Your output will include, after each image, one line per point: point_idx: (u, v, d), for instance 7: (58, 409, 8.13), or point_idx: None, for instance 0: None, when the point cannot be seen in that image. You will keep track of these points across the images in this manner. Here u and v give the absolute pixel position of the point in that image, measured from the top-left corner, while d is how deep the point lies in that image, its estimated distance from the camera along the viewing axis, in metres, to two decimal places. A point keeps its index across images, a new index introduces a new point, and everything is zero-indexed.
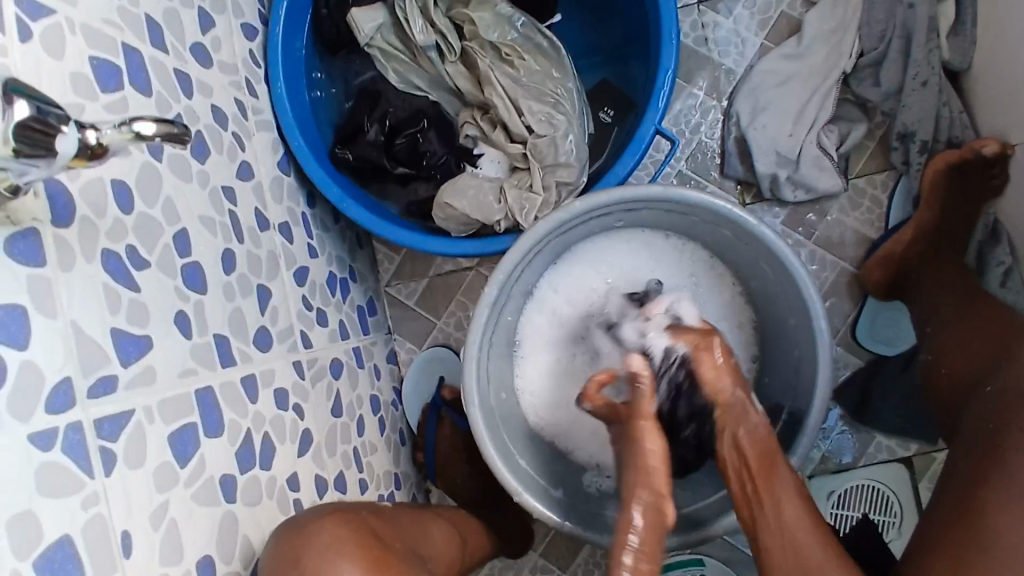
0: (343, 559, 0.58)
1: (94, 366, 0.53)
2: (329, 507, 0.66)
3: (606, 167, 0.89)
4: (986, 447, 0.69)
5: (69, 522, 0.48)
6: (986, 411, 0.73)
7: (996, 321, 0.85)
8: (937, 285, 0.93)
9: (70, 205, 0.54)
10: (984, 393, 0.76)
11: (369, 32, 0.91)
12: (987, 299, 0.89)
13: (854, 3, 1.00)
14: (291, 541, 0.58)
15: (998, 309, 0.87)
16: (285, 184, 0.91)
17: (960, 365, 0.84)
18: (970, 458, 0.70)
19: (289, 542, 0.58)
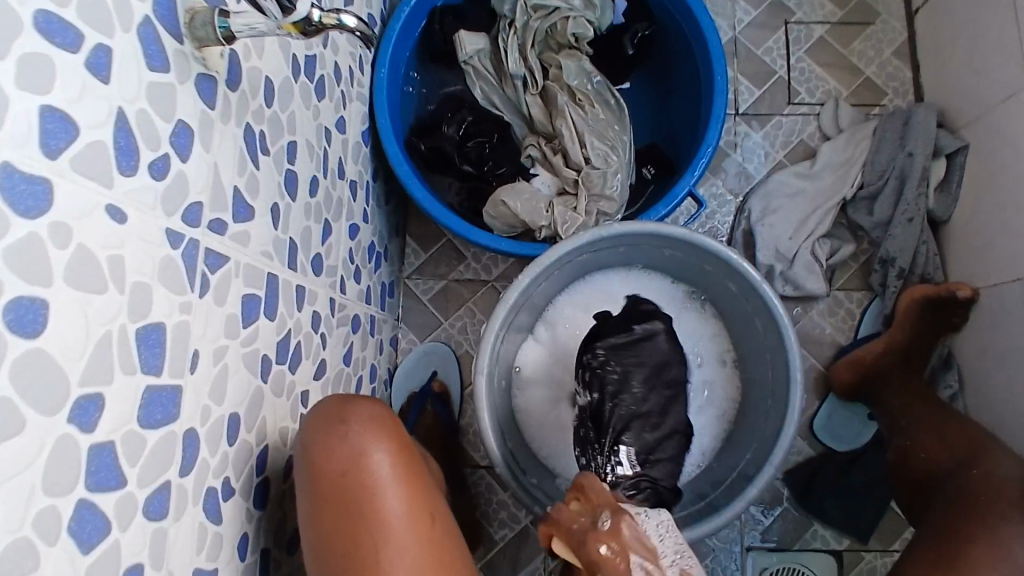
0: (381, 434, 0.65)
1: (217, 206, 0.61)
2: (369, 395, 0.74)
3: (641, 212, 1.03)
4: (970, 510, 0.83)
5: (168, 315, 0.54)
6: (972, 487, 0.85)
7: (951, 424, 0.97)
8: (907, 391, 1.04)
9: (239, 75, 0.64)
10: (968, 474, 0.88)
11: (470, 52, 1.06)
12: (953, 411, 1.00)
13: (863, 146, 1.20)
14: (341, 406, 0.67)
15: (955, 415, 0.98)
16: (362, 151, 1.02)
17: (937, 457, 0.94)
18: (953, 516, 0.83)
19: (339, 407, 0.67)
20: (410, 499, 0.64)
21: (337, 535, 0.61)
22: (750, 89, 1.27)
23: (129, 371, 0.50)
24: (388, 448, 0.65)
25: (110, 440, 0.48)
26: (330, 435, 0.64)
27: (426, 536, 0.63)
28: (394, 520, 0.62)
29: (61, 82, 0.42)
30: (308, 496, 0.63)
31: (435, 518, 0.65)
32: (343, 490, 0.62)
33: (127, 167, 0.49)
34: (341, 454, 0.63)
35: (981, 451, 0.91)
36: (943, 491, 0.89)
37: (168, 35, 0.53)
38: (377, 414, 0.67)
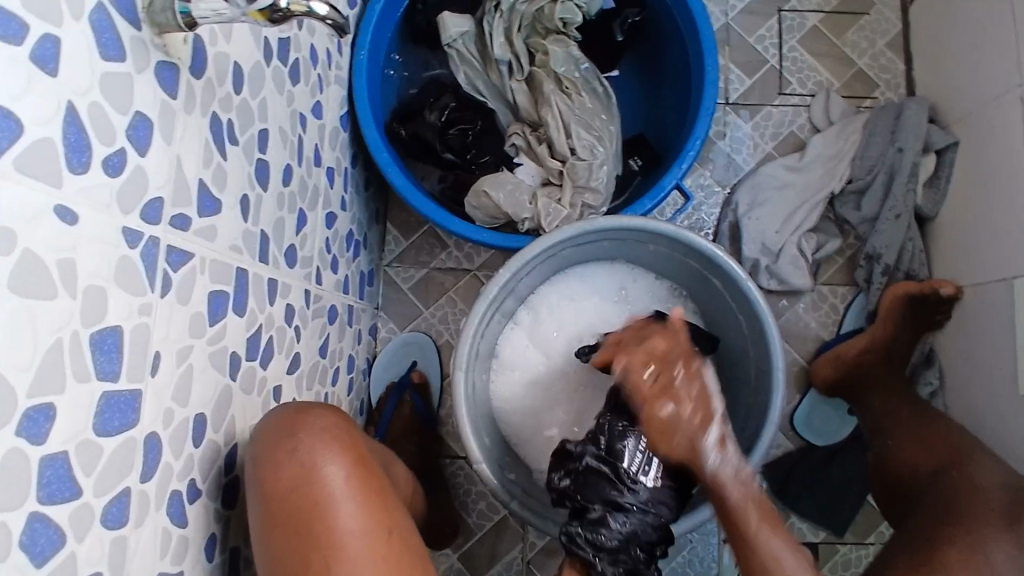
0: (333, 447, 0.64)
1: (180, 201, 0.58)
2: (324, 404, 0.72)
3: (626, 204, 1.00)
4: (945, 515, 0.84)
5: (126, 318, 0.52)
6: (951, 489, 0.86)
7: (929, 424, 0.97)
8: (888, 389, 1.04)
9: (205, 61, 0.61)
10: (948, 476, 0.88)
11: (454, 35, 1.02)
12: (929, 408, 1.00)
13: (853, 140, 1.18)
14: (292, 420, 0.65)
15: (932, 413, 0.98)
16: (341, 137, 0.99)
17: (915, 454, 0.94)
18: (930, 522, 0.84)
19: (288, 422, 0.65)
20: (365, 511, 0.62)
21: (290, 552, 0.60)
22: (741, 78, 1.25)
23: (82, 379, 0.48)
24: (341, 460, 0.63)
25: (63, 450, 0.46)
26: (280, 450, 0.63)
27: (383, 547, 0.62)
28: (349, 535, 0.61)
29: (4, 75, 0.40)
30: (260, 513, 0.62)
31: (394, 527, 0.64)
32: (295, 506, 0.61)
33: (78, 165, 0.46)
34: (292, 470, 0.62)
35: (964, 454, 0.90)
36: (926, 496, 0.89)
37: (124, 21, 0.50)
38: (329, 427, 0.66)
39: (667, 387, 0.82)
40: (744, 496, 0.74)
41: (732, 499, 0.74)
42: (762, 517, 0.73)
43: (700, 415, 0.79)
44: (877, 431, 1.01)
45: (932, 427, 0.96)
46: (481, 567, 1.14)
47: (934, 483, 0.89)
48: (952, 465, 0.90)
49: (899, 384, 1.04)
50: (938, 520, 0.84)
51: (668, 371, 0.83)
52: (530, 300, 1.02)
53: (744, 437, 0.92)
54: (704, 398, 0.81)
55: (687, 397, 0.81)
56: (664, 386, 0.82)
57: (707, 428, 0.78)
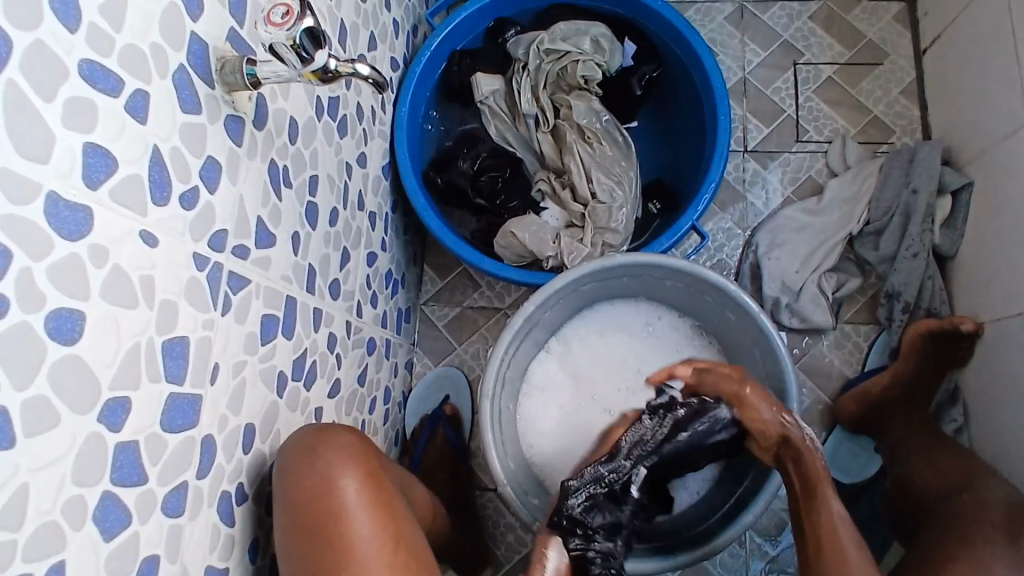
0: (348, 462, 0.70)
1: (241, 233, 0.67)
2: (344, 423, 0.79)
3: (645, 244, 1.07)
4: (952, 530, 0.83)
5: (191, 329, 0.60)
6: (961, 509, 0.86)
7: (947, 454, 0.97)
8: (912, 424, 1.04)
9: (266, 115, 0.71)
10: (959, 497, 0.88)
11: (486, 93, 1.13)
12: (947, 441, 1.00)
13: (870, 183, 1.23)
14: (313, 437, 0.71)
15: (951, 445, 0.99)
16: (382, 184, 1.09)
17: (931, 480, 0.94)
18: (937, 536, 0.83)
19: (309, 438, 0.71)
20: (375, 523, 0.68)
21: (307, 558, 0.66)
22: (759, 127, 1.31)
23: (154, 378, 0.56)
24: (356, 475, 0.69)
25: (135, 439, 0.54)
26: (303, 463, 0.68)
27: (392, 555, 0.68)
28: (360, 544, 0.66)
29: (103, 123, 0.49)
30: (283, 521, 0.67)
31: (401, 537, 0.69)
32: (313, 515, 0.66)
33: (159, 197, 0.55)
34: (313, 482, 0.67)
35: (974, 478, 0.91)
36: (936, 512, 0.89)
37: (200, 81, 0.60)
38: (347, 445, 0.72)
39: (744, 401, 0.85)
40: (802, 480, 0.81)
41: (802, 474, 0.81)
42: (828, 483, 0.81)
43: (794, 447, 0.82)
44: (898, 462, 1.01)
45: (947, 453, 0.97)
46: None
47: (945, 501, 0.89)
48: (963, 487, 0.91)
49: (921, 420, 1.05)
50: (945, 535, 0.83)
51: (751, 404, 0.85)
52: (556, 335, 1.08)
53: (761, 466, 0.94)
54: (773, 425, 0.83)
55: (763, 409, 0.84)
56: (741, 399, 0.85)
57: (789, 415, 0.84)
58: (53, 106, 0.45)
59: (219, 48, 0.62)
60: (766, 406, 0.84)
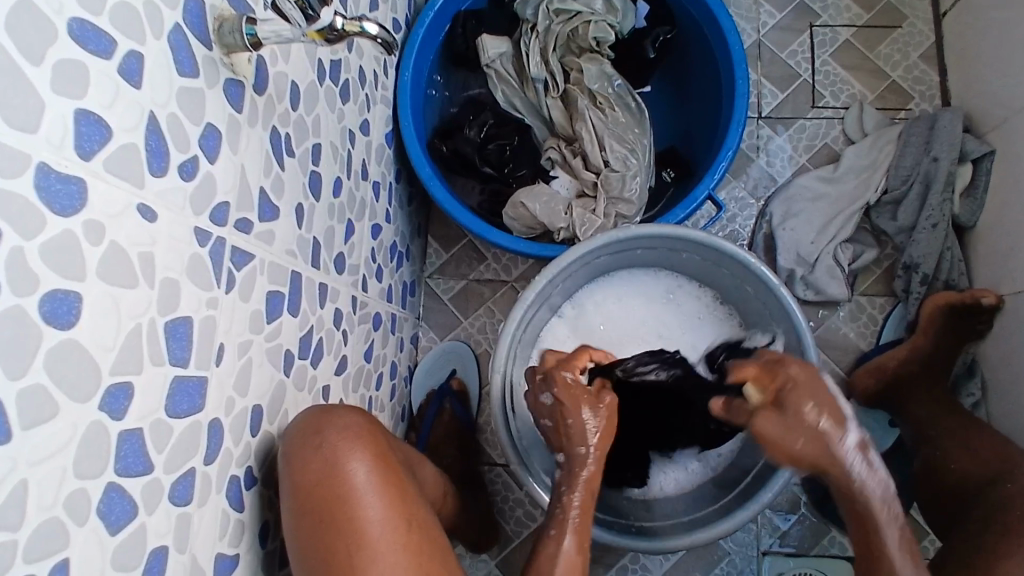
0: (355, 443, 0.68)
1: (243, 206, 0.63)
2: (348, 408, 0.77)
3: (659, 214, 1.03)
4: (999, 529, 0.79)
5: (195, 309, 0.57)
6: (1001, 504, 0.83)
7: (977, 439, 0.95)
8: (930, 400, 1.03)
9: (266, 79, 0.67)
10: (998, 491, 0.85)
11: (492, 56, 1.07)
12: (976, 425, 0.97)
13: (888, 150, 1.19)
14: (316, 420, 0.70)
15: (981, 430, 0.96)
16: (386, 153, 1.04)
17: (964, 466, 0.92)
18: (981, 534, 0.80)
19: (312, 422, 0.70)
20: (386, 503, 0.66)
21: (318, 541, 0.64)
22: (773, 92, 1.27)
23: (157, 362, 0.53)
24: (362, 456, 0.67)
25: (139, 427, 0.51)
26: (306, 446, 0.67)
27: (405, 535, 0.66)
28: (371, 524, 0.64)
29: (96, 87, 0.45)
30: (290, 506, 0.65)
31: (413, 517, 0.67)
32: (320, 497, 0.65)
33: (157, 169, 0.51)
34: (317, 464, 0.66)
35: (1011, 466, 0.88)
36: (977, 507, 0.86)
37: (198, 42, 0.55)
38: (351, 426, 0.70)
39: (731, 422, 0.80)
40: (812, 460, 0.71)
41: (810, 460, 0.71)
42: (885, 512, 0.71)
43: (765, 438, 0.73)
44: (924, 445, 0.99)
45: (980, 439, 0.94)
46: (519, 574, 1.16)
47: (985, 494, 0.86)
48: (1000, 478, 0.87)
49: (942, 394, 1.04)
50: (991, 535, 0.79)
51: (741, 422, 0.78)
52: (567, 308, 1.05)
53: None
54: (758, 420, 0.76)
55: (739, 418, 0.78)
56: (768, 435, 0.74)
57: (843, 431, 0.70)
58: (41, 70, 0.41)
59: (216, 6, 0.57)
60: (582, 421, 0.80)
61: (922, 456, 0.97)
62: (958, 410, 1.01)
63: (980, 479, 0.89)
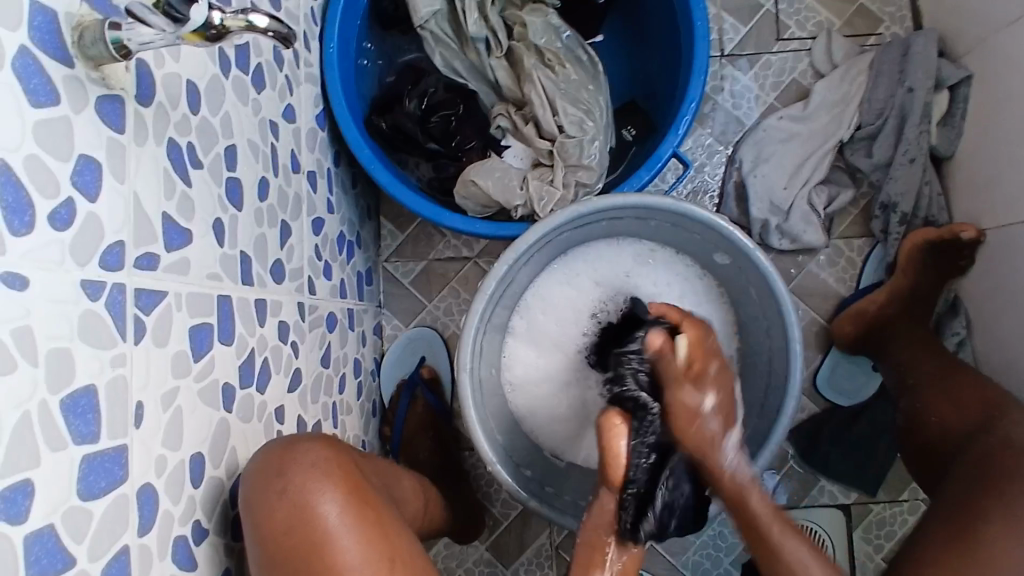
0: (325, 483, 0.60)
1: (143, 240, 0.55)
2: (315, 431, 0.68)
3: (623, 178, 0.95)
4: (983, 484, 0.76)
5: (97, 373, 0.50)
6: (986, 455, 0.79)
7: (961, 380, 0.91)
8: (910, 342, 1.00)
9: (153, 85, 0.57)
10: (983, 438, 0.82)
11: (425, 15, 0.96)
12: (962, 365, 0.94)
13: (860, 81, 1.11)
14: (279, 457, 0.61)
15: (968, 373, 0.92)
16: (319, 137, 0.94)
17: (948, 415, 0.89)
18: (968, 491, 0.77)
19: (275, 459, 0.60)
20: (366, 545, 0.59)
21: None
22: (735, 27, 1.18)
23: (57, 446, 0.46)
24: (335, 495, 0.59)
25: (49, 522, 0.45)
26: (269, 491, 0.58)
27: None
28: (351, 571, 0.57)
29: None
30: (257, 561, 0.58)
31: (396, 555, 0.60)
32: (291, 548, 0.57)
33: (19, 227, 0.43)
34: (284, 510, 0.58)
35: (994, 413, 0.84)
36: (961, 461, 0.82)
37: (52, 62, 0.46)
38: (320, 460, 0.61)
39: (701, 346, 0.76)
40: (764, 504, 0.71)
41: (753, 507, 0.71)
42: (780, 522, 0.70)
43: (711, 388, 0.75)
44: (907, 390, 0.95)
45: (961, 383, 0.91)
46: (510, 559, 1.13)
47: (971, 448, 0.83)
48: (987, 424, 0.84)
49: (925, 338, 1.00)
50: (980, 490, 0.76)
51: (701, 356, 0.76)
52: (533, 289, 0.97)
53: (765, 408, 0.88)
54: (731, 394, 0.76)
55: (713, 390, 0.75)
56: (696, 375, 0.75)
57: (728, 433, 0.74)
58: None
59: (73, 14, 0.48)
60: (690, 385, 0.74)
61: (904, 408, 0.94)
62: (943, 352, 0.97)
63: (965, 428, 0.86)
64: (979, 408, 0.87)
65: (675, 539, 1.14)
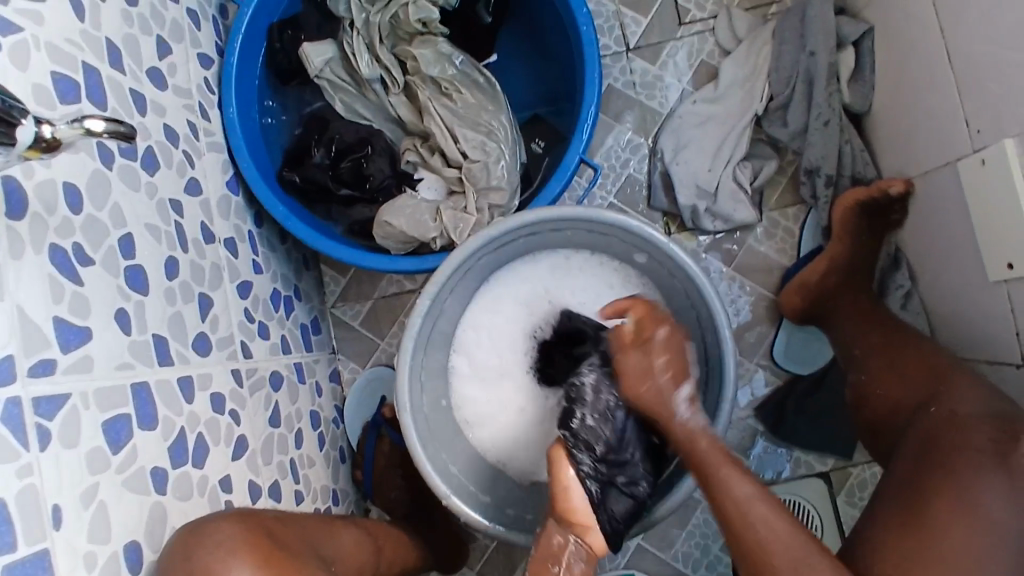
0: (234, 558, 0.63)
1: (36, 348, 0.56)
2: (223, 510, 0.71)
3: (537, 191, 0.96)
4: (926, 461, 0.77)
5: (1, 488, 0.51)
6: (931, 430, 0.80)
7: (910, 353, 0.91)
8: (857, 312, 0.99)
9: (24, 198, 0.58)
10: (929, 413, 0.82)
11: (319, 65, 0.98)
12: (908, 333, 0.94)
13: (765, 53, 1.12)
14: (185, 542, 0.63)
15: (915, 342, 0.92)
16: (233, 202, 0.96)
17: (897, 389, 0.89)
18: (912, 470, 0.78)
19: (182, 544, 0.63)
20: None
21: None
22: (636, 19, 1.18)
23: None
24: (248, 567, 0.63)
25: None
26: (178, 574, 0.61)
27: None
28: None
29: None
30: None
31: None
32: None
33: None
34: None
35: (944, 380, 0.84)
36: (908, 436, 0.83)
37: None
38: (228, 539, 0.65)
39: (643, 342, 0.79)
40: (753, 490, 0.71)
41: (742, 493, 0.70)
42: (728, 462, 0.73)
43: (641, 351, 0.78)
44: (856, 362, 0.96)
45: (907, 355, 0.91)
46: None
47: (914, 422, 0.83)
48: (932, 397, 0.84)
49: (868, 302, 1.01)
50: (924, 467, 0.76)
51: (649, 331, 0.79)
52: (469, 317, 0.98)
53: (710, 395, 0.88)
54: (664, 399, 0.77)
55: (660, 354, 0.78)
56: (641, 333, 0.79)
57: (681, 387, 0.77)
58: None
59: None
60: (659, 374, 0.77)
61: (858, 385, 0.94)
62: (885, 318, 0.98)
63: (914, 400, 0.86)
64: (925, 377, 0.87)
65: (661, 533, 1.13)
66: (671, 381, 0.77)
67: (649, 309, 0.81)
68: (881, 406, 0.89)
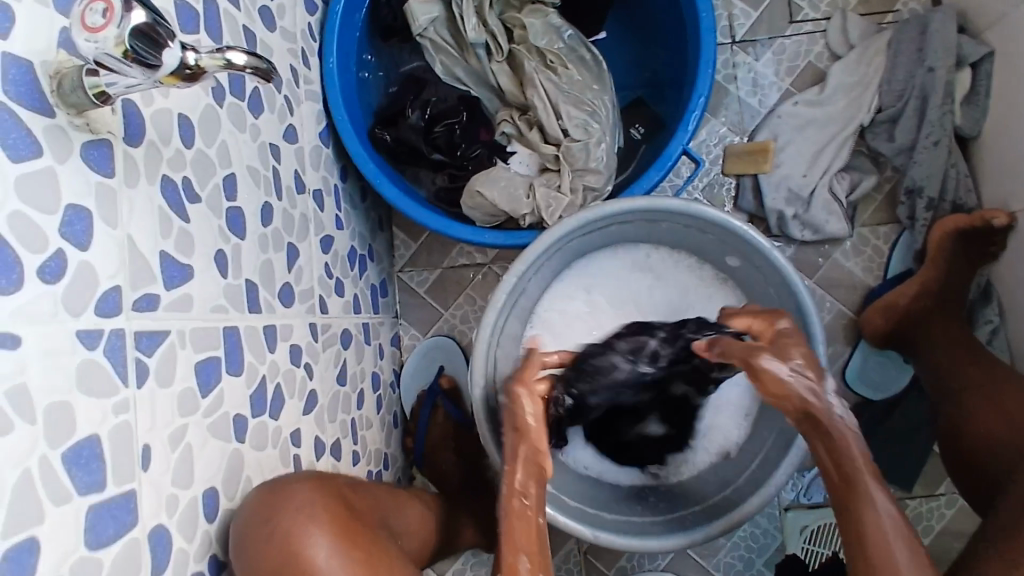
0: (313, 524, 0.62)
1: (141, 282, 0.55)
2: (304, 472, 0.72)
3: (633, 179, 0.93)
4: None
5: (99, 421, 0.50)
6: None
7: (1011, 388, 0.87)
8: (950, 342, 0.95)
9: (142, 125, 0.57)
10: None
11: (423, 24, 0.95)
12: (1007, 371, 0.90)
13: (878, 62, 1.07)
14: (266, 500, 0.63)
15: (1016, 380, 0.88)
16: (323, 154, 0.94)
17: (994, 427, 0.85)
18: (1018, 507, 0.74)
19: (264, 501, 0.63)
20: None
21: None
22: (745, 12, 1.13)
23: (63, 499, 0.46)
24: (326, 538, 0.62)
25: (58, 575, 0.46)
26: (258, 534, 0.60)
27: None
28: None
29: None
30: None
31: None
32: None
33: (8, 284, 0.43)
34: (273, 553, 0.60)
35: None
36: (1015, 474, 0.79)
37: (34, 115, 0.46)
38: (307, 503, 0.64)
39: (778, 334, 0.71)
40: (883, 509, 0.63)
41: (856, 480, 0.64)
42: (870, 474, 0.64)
43: (800, 356, 0.67)
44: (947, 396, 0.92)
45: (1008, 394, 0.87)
46: None
47: None
48: None
49: (960, 333, 0.96)
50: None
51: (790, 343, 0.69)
52: (546, 300, 0.95)
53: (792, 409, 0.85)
54: (806, 399, 0.66)
55: (796, 347, 0.69)
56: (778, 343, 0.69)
57: (826, 384, 0.67)
58: None
59: (51, 62, 0.47)
60: (795, 354, 0.68)
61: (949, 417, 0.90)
62: (982, 352, 0.94)
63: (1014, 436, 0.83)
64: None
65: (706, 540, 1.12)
66: (805, 381, 0.66)
67: (769, 318, 0.74)
68: (976, 445, 0.86)
